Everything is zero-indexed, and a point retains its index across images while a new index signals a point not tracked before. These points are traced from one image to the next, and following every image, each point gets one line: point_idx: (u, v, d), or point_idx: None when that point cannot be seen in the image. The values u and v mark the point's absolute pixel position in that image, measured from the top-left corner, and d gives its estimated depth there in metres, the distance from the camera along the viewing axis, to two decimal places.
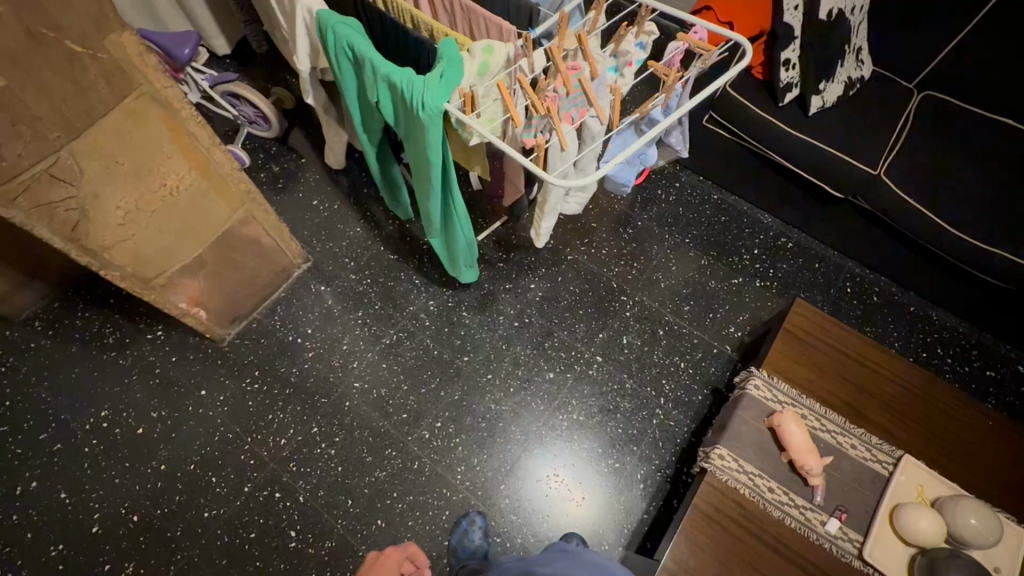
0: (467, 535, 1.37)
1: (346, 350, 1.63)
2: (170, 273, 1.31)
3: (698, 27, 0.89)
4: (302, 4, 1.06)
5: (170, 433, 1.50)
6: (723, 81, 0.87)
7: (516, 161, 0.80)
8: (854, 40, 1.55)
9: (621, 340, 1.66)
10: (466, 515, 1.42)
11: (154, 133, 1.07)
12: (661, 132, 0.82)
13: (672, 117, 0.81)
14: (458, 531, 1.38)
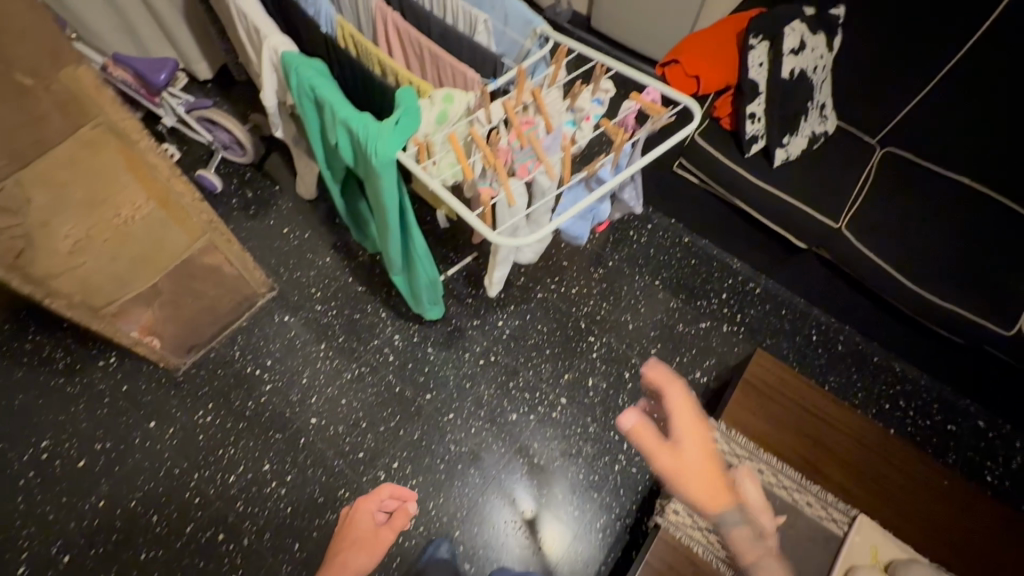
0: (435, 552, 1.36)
1: (306, 383, 1.59)
2: (122, 302, 1.28)
3: (651, 90, 0.91)
4: (269, 44, 1.07)
5: (113, 466, 1.44)
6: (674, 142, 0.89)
7: (462, 216, 0.80)
8: (817, 97, 1.60)
9: (586, 383, 1.64)
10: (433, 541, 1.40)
11: (111, 164, 1.05)
12: (610, 189, 0.82)
13: (621, 176, 0.81)
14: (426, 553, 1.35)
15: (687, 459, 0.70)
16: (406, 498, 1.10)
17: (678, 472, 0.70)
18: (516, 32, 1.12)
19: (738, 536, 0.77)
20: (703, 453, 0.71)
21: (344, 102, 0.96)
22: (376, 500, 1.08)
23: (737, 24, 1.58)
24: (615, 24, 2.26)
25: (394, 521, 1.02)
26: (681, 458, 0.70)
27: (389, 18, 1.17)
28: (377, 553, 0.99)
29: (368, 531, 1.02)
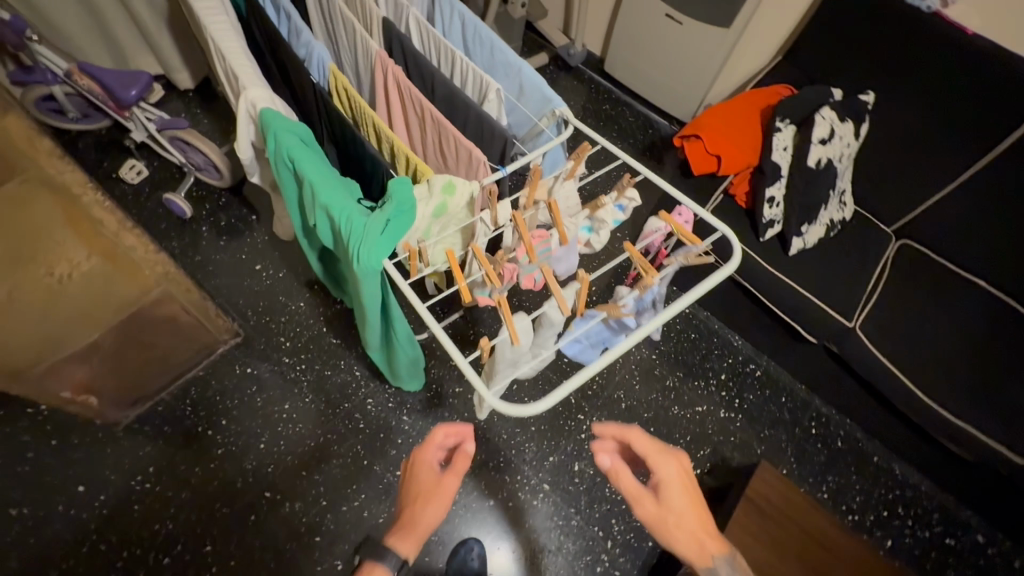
0: (467, 564, 1.35)
1: (263, 450, 1.42)
2: (48, 363, 1.10)
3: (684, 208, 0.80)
4: (245, 97, 0.91)
5: (29, 538, 1.26)
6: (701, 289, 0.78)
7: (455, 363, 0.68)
8: (840, 184, 1.51)
9: (572, 468, 1.51)
10: (465, 541, 1.38)
11: (44, 221, 0.88)
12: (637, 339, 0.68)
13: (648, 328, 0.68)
14: (458, 559, 1.35)
15: (670, 502, 0.78)
16: (463, 437, 0.92)
17: (662, 508, 0.78)
18: (530, 107, 1.00)
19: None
20: (683, 488, 0.79)
21: (328, 183, 0.82)
22: (436, 447, 0.91)
23: (760, 100, 1.51)
24: (630, 72, 2.16)
25: (455, 466, 0.88)
26: (664, 502, 0.78)
27: (391, 76, 1.04)
28: (448, 503, 0.87)
29: (430, 479, 0.88)
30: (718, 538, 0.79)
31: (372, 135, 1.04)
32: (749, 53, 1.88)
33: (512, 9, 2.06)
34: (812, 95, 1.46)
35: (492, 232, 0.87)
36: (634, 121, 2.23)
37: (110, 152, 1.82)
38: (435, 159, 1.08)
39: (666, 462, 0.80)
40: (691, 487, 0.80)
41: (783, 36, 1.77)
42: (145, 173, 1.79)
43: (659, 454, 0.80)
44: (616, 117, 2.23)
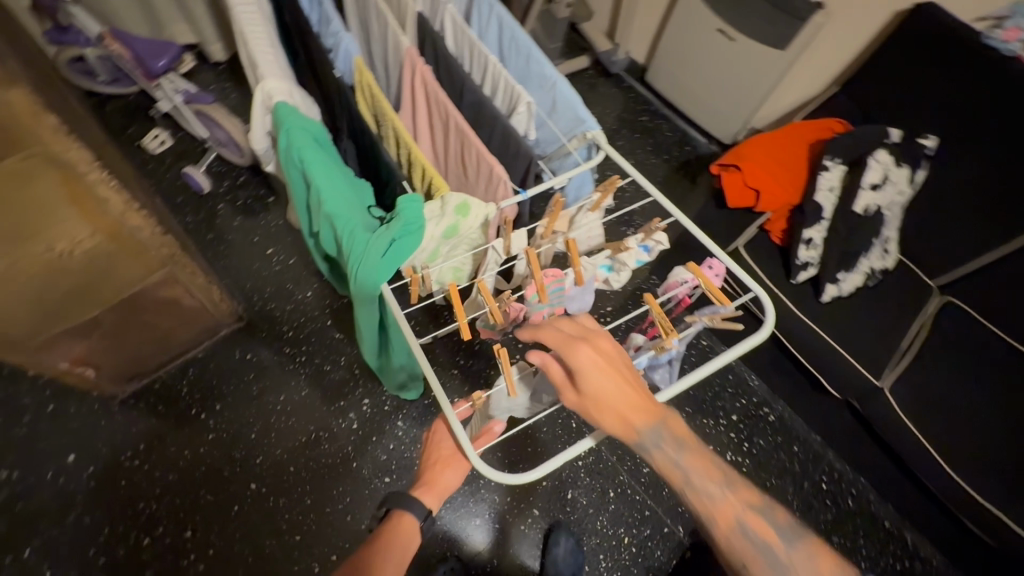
0: None
1: (253, 441, 1.40)
2: (46, 335, 1.09)
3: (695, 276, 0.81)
4: (262, 88, 0.87)
5: (14, 503, 1.26)
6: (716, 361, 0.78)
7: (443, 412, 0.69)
8: (886, 231, 1.40)
9: (565, 495, 1.46)
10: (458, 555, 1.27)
11: (46, 196, 0.85)
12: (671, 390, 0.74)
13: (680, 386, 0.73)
14: None
15: (585, 390, 0.65)
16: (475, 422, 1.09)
17: (582, 400, 0.65)
18: (560, 126, 0.94)
19: (659, 455, 0.65)
20: (597, 371, 0.65)
21: (335, 192, 0.78)
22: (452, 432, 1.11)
23: (809, 133, 1.41)
24: (673, 86, 2.06)
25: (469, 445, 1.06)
26: (580, 392, 0.65)
27: (419, 76, 0.98)
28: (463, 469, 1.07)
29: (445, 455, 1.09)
30: (647, 409, 0.66)
31: (392, 137, 0.98)
32: (803, 79, 1.77)
33: (557, 8, 1.97)
34: (868, 133, 1.35)
35: (501, 263, 0.82)
36: (671, 136, 2.13)
37: (137, 118, 1.81)
38: (456, 168, 1.02)
39: (579, 348, 0.65)
40: (608, 366, 0.66)
41: (842, 65, 1.66)
42: (169, 144, 1.78)
43: (569, 342, 0.65)
44: (653, 130, 2.13)
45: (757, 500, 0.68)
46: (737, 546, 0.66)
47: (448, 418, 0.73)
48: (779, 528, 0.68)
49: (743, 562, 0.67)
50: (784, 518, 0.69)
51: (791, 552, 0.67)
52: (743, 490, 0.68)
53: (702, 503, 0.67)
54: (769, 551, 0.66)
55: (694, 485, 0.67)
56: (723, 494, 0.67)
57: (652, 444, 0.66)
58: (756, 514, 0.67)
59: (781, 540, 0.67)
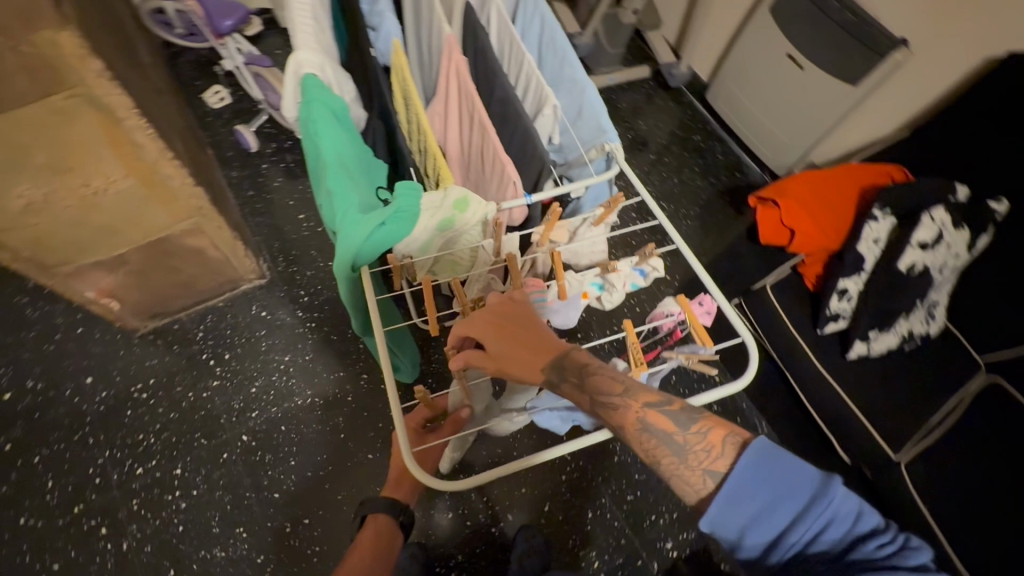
0: None
1: (252, 394, 1.46)
2: (77, 264, 1.16)
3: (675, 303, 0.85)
4: (294, 58, 0.89)
5: (34, 412, 1.37)
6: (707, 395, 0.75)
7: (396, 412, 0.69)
8: (932, 295, 1.29)
9: (541, 506, 1.43)
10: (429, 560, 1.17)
11: (85, 135, 0.91)
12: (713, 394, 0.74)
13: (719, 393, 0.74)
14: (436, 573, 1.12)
15: (493, 349, 0.68)
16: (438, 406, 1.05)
17: (495, 360, 0.68)
18: (582, 135, 0.92)
19: (566, 389, 0.66)
20: (502, 332, 0.69)
21: (339, 170, 0.79)
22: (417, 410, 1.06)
23: (865, 177, 1.32)
24: (732, 108, 1.97)
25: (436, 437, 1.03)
26: (491, 353, 0.69)
27: (451, 65, 0.97)
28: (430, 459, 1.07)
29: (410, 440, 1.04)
30: (547, 352, 0.68)
31: (414, 124, 0.98)
32: (872, 118, 1.65)
33: (623, 13, 1.95)
34: (929, 188, 1.24)
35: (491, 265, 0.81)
36: (722, 159, 2.03)
37: (203, 73, 1.91)
38: (473, 163, 1.01)
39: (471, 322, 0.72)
40: (511, 326, 0.70)
41: (916, 109, 1.54)
42: (227, 101, 1.87)
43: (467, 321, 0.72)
44: (704, 150, 2.05)
45: (655, 397, 0.65)
46: (645, 445, 0.64)
47: (393, 416, 0.71)
48: (677, 416, 0.64)
49: (655, 459, 0.64)
50: (679, 405, 0.65)
51: (689, 434, 0.63)
52: (644, 393, 0.66)
53: (608, 418, 0.65)
54: (671, 442, 0.63)
55: (599, 403, 0.65)
56: (626, 402, 0.65)
57: (559, 379, 0.66)
58: (657, 411, 0.64)
59: (682, 426, 0.64)
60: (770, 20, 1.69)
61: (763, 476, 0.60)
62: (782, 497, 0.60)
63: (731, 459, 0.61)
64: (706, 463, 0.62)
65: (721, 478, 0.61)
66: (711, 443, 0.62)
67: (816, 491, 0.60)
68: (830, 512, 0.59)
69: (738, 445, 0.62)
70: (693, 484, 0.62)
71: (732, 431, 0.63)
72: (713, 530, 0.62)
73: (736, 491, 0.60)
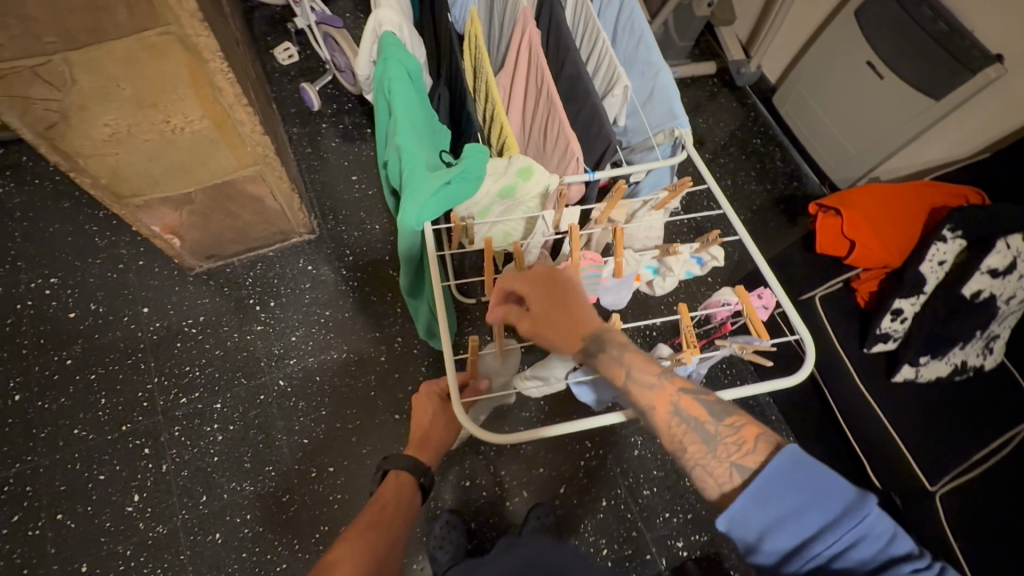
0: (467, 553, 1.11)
1: (293, 342, 1.51)
2: (147, 198, 1.23)
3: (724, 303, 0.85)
4: (376, 16, 0.91)
5: (94, 333, 1.46)
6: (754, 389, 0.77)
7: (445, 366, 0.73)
8: (994, 326, 1.22)
9: (557, 488, 1.44)
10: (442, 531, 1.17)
11: (171, 73, 0.95)
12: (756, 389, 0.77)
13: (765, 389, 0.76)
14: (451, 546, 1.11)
15: (535, 309, 0.70)
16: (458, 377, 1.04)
17: (532, 320, 0.70)
18: (650, 119, 0.91)
19: (602, 359, 0.66)
20: (547, 297, 0.71)
21: (410, 128, 0.82)
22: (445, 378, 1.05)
23: (936, 196, 1.26)
24: (798, 113, 1.91)
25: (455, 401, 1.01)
26: (531, 312, 0.71)
27: (525, 37, 0.98)
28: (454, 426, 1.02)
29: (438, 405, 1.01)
30: (587, 322, 0.69)
31: (483, 90, 0.99)
32: (950, 137, 1.57)
33: (697, 4, 1.86)
34: (1006, 214, 1.18)
35: (548, 236, 0.82)
36: (781, 166, 1.97)
37: (276, 30, 1.96)
38: (536, 137, 1.01)
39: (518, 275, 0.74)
40: (557, 294, 0.72)
41: (1000, 131, 1.46)
42: (295, 58, 1.91)
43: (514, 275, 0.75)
44: (763, 155, 1.98)
45: (692, 384, 0.65)
46: (672, 431, 0.63)
47: (444, 363, 0.74)
48: (711, 406, 0.64)
49: (682, 447, 0.63)
50: (713, 395, 0.65)
51: (722, 425, 0.62)
52: (680, 379, 0.66)
53: (640, 396, 0.65)
54: (702, 429, 0.62)
55: (633, 377, 0.66)
56: (661, 382, 0.66)
57: (595, 349, 0.67)
58: (692, 397, 0.64)
59: (715, 417, 0.63)
60: (852, 25, 1.62)
61: (793, 479, 0.56)
62: (811, 504, 0.55)
63: (762, 456, 0.59)
64: (735, 456, 0.60)
65: (749, 474, 0.58)
66: (743, 438, 0.61)
67: (850, 504, 0.55)
68: (862, 527, 0.54)
69: (770, 444, 0.60)
70: (717, 477, 0.60)
71: (766, 432, 0.61)
72: (730, 528, 0.58)
73: (763, 490, 0.57)
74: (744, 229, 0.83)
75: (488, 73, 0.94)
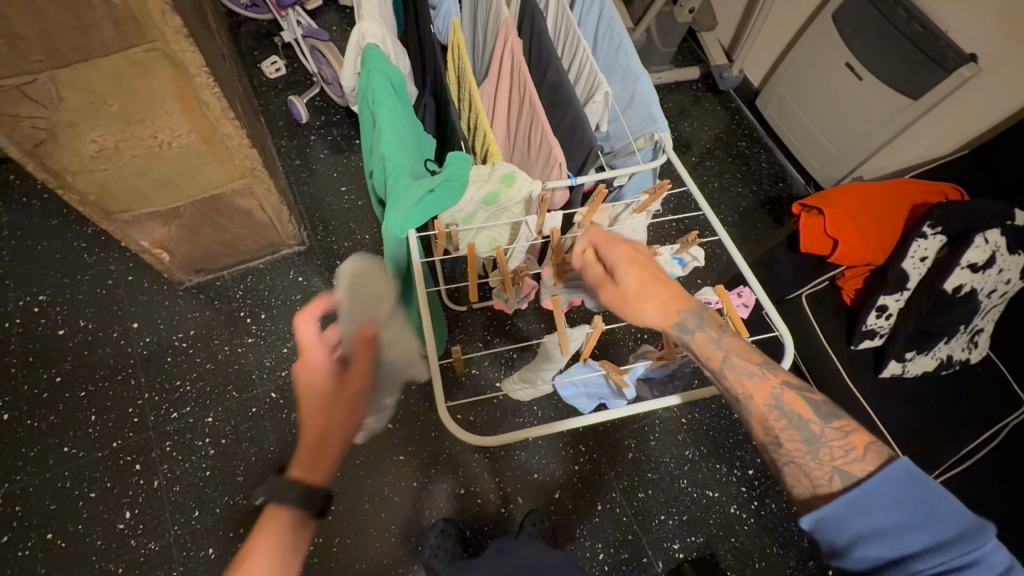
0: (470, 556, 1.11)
1: (284, 354, 1.51)
2: (136, 213, 1.23)
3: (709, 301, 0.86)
4: (359, 28, 0.93)
5: (84, 349, 1.45)
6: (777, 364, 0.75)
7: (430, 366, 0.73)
8: (977, 320, 1.24)
9: (551, 494, 1.44)
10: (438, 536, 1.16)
11: (158, 88, 0.96)
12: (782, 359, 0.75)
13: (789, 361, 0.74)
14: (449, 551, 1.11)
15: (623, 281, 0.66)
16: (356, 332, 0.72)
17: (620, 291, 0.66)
18: (631, 124, 0.92)
19: (700, 336, 0.64)
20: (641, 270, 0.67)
21: (394, 137, 0.83)
22: (313, 344, 0.66)
23: (916, 193, 1.28)
24: (781, 115, 1.93)
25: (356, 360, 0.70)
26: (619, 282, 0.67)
27: (507, 46, 0.99)
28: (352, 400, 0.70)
29: (327, 393, 0.67)
30: (683, 294, 0.66)
31: (466, 100, 1.00)
32: (930, 135, 1.60)
33: (678, 12, 1.88)
34: (985, 210, 1.20)
35: (532, 240, 0.84)
36: (766, 167, 2.00)
37: (263, 44, 1.98)
38: (520, 145, 1.02)
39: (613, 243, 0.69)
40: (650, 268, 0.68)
41: (978, 128, 1.49)
42: (282, 72, 1.93)
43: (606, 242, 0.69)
44: (749, 157, 2.01)
45: (796, 379, 0.63)
46: (769, 422, 0.61)
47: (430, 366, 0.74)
48: (818, 407, 0.61)
49: (777, 440, 0.61)
50: (821, 395, 0.61)
51: (828, 427, 0.59)
52: (782, 371, 0.63)
53: (739, 384, 0.63)
54: (805, 428, 0.60)
55: (732, 363, 0.64)
56: (762, 373, 0.63)
57: (692, 327, 0.64)
58: (796, 394, 0.61)
59: (821, 418, 0.60)
60: (830, 27, 1.65)
61: (898, 492, 0.53)
62: (915, 519, 0.52)
63: (871, 465, 0.56)
64: (838, 461, 0.57)
65: (855, 480, 0.55)
66: (852, 444, 0.57)
67: (964, 529, 0.50)
68: (977, 555, 0.49)
69: (881, 456, 0.56)
70: (813, 478, 0.58)
71: (878, 443, 0.58)
72: (817, 529, 0.56)
73: (861, 497, 0.54)
74: (722, 226, 0.84)
75: (471, 84, 0.95)
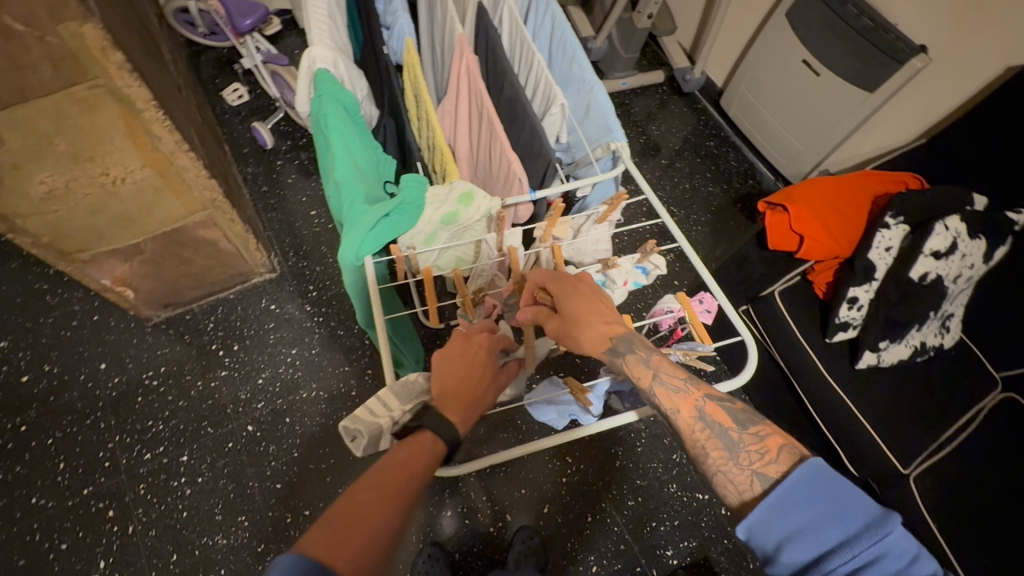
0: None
1: (259, 384, 1.48)
2: (94, 252, 1.20)
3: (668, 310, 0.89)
4: (309, 55, 0.92)
5: (49, 395, 1.40)
6: (725, 386, 0.79)
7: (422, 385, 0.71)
8: (946, 306, 1.26)
9: (541, 509, 1.42)
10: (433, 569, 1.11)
11: (105, 125, 0.94)
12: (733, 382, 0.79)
13: (742, 380, 0.77)
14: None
15: (567, 311, 0.69)
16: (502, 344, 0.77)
17: (564, 322, 0.69)
18: (588, 135, 0.93)
19: (631, 358, 0.67)
20: (580, 299, 0.71)
21: (347, 162, 0.82)
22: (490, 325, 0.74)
23: (878, 184, 1.30)
24: (745, 113, 1.96)
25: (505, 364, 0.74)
26: (563, 314, 0.70)
27: (462, 63, 0.98)
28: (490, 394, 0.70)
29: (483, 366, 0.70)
30: (617, 323, 0.70)
31: (423, 120, 1.00)
32: (888, 126, 1.63)
33: (637, 18, 1.89)
34: (942, 199, 1.22)
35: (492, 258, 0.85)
36: (735, 165, 2.02)
37: (224, 72, 1.95)
38: (482, 162, 1.02)
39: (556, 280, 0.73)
40: (591, 297, 0.72)
41: (932, 117, 1.52)
42: (245, 98, 1.91)
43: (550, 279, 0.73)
44: (717, 157, 2.03)
45: (717, 391, 0.66)
46: (695, 435, 0.63)
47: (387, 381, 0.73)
48: (737, 415, 0.64)
49: (703, 452, 0.63)
50: (740, 404, 0.65)
51: (745, 434, 0.62)
52: (705, 385, 0.67)
53: (667, 400, 0.65)
54: (726, 436, 0.62)
55: (660, 380, 0.66)
56: (687, 387, 0.66)
57: (623, 350, 0.68)
58: (717, 404, 0.64)
59: (739, 425, 0.63)
60: (785, 27, 1.68)
61: (813, 491, 0.55)
62: (829, 515, 0.53)
63: (784, 467, 0.58)
64: (757, 465, 0.59)
65: (771, 483, 0.58)
66: (766, 447, 0.60)
67: (871, 518, 0.52)
68: (885, 545, 0.50)
69: (794, 455, 0.59)
70: (737, 484, 0.59)
71: (791, 444, 0.61)
72: (748, 536, 0.56)
73: (779, 499, 0.56)
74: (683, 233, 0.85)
75: (427, 105, 0.95)
